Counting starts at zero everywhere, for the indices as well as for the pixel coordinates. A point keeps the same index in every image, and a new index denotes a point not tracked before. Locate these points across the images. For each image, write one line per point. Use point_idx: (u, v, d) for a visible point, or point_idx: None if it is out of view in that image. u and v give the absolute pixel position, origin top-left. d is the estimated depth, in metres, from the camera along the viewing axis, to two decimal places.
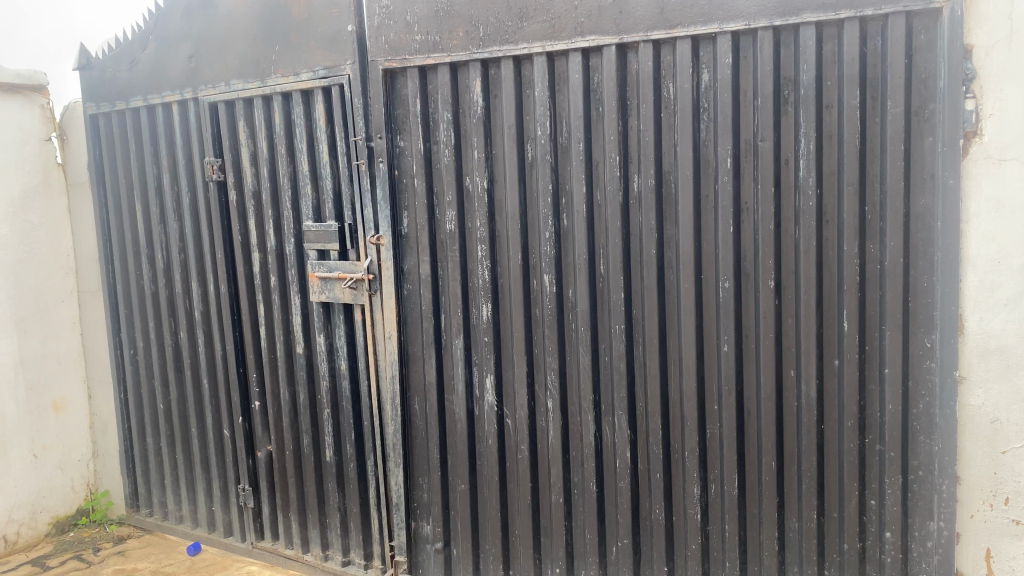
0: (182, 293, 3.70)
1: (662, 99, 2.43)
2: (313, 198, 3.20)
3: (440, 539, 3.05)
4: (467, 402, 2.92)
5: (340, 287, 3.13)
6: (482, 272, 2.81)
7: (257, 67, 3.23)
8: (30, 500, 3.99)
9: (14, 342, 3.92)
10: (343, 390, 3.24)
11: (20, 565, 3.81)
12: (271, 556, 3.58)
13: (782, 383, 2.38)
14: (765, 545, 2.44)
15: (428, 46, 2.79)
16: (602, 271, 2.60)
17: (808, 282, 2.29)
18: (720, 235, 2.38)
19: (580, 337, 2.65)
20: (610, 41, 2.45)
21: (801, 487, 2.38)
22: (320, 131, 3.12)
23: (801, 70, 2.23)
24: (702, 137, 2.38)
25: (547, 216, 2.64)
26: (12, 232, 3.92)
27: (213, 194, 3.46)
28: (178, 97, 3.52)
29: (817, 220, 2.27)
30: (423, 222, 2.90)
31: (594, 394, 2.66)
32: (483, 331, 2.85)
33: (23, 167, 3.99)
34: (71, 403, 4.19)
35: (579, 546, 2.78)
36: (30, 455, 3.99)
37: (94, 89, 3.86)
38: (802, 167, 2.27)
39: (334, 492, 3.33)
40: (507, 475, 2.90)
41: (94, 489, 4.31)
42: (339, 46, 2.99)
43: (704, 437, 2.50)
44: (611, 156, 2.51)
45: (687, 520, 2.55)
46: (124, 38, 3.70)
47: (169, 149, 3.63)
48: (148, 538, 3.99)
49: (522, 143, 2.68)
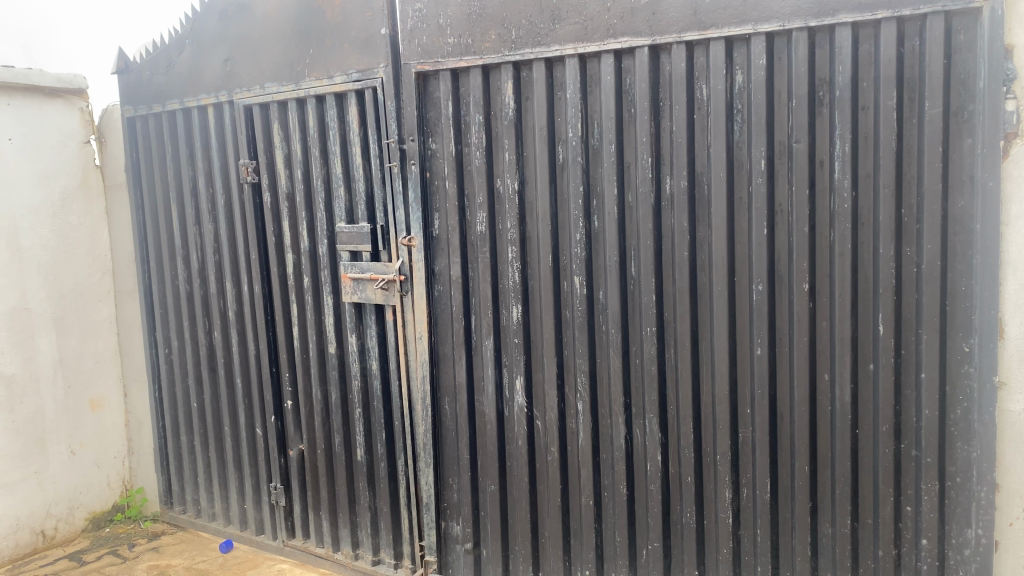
0: (217, 293, 3.75)
1: (695, 100, 2.42)
2: (346, 200, 3.23)
3: (470, 540, 3.06)
4: (497, 403, 2.93)
5: (372, 287, 3.16)
6: (513, 274, 2.81)
7: (291, 70, 3.27)
8: (67, 496, 4.07)
9: (53, 341, 4.00)
10: (374, 390, 3.27)
11: (57, 559, 3.88)
12: (302, 555, 3.61)
13: (816, 387, 2.35)
14: (798, 549, 2.42)
15: (460, 49, 2.81)
16: (633, 272, 2.59)
17: (842, 286, 2.27)
18: (754, 237, 2.36)
19: (610, 338, 2.65)
20: (643, 42, 2.45)
21: (835, 492, 2.35)
22: (353, 133, 3.15)
23: (836, 71, 2.21)
24: (736, 139, 2.37)
25: (578, 217, 2.64)
26: (52, 233, 4.01)
27: (248, 196, 3.51)
28: (213, 99, 3.57)
29: (852, 223, 2.24)
30: (454, 224, 2.92)
31: (625, 396, 2.65)
32: (513, 332, 2.85)
33: (63, 169, 4.08)
34: (108, 400, 4.26)
35: (609, 549, 2.77)
36: (68, 452, 4.07)
37: (132, 92, 3.93)
38: (837, 169, 2.24)
39: (365, 492, 3.35)
40: (537, 476, 2.90)
41: (129, 485, 4.38)
42: (373, 48, 3.02)
43: (737, 441, 2.49)
44: (644, 157, 2.50)
45: (718, 523, 2.54)
46: (161, 42, 3.77)
47: (205, 151, 3.69)
48: (182, 535, 4.05)
49: (554, 144, 2.69)
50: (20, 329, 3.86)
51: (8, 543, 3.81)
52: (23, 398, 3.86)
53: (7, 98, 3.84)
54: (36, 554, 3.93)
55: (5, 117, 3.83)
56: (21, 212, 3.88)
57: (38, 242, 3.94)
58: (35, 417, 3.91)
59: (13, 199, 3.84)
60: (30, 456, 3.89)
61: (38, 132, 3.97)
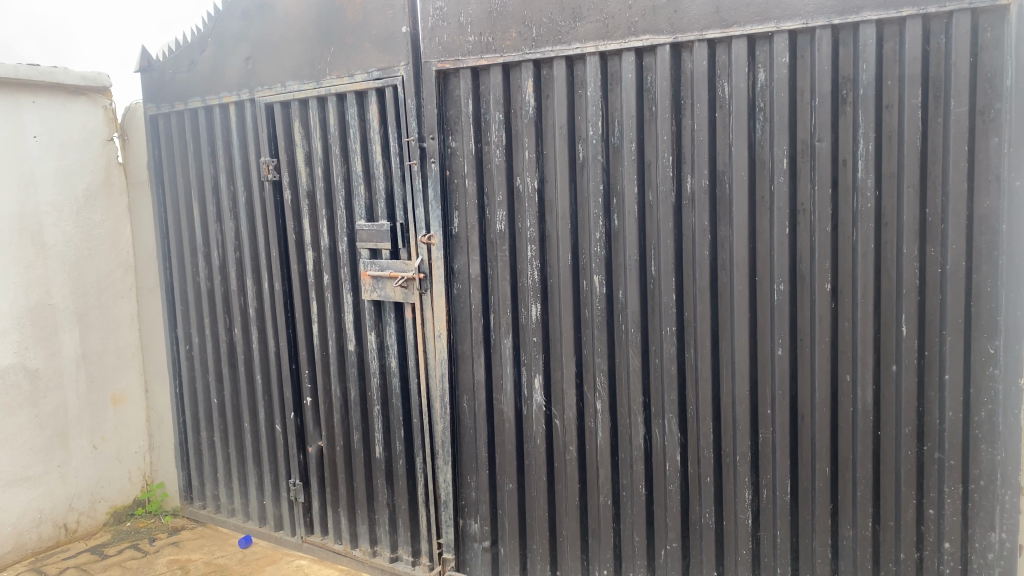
0: (237, 290, 3.78)
1: (717, 98, 2.41)
2: (365, 198, 3.24)
3: (487, 538, 3.07)
4: (516, 402, 2.93)
5: (391, 285, 3.17)
6: (532, 273, 2.81)
7: (313, 68, 3.29)
8: (90, 490, 4.12)
9: (76, 337, 4.04)
10: (393, 388, 3.27)
11: (79, 552, 3.92)
12: (320, 551, 3.63)
13: (838, 388, 2.33)
14: (818, 551, 2.40)
15: (481, 47, 2.81)
16: (653, 271, 2.58)
17: (865, 285, 2.25)
18: (776, 237, 2.35)
19: (629, 338, 2.64)
20: (664, 40, 2.43)
21: (856, 494, 2.33)
22: (373, 131, 3.16)
23: (860, 70, 2.19)
24: (758, 137, 2.35)
25: (598, 216, 2.64)
26: (75, 229, 4.05)
27: (269, 194, 3.53)
28: (235, 98, 3.60)
29: (875, 222, 2.22)
30: (473, 223, 2.92)
31: (644, 395, 2.64)
32: (532, 331, 2.85)
33: (87, 166, 4.12)
34: (129, 395, 4.30)
35: (627, 548, 2.76)
36: (90, 446, 4.11)
37: (155, 90, 3.97)
38: (860, 168, 2.22)
39: (383, 489, 3.36)
40: (555, 475, 2.90)
41: (150, 480, 4.42)
42: (393, 47, 3.03)
43: (757, 441, 2.47)
44: (664, 156, 2.49)
45: (737, 524, 2.52)
46: (184, 41, 3.80)
47: (226, 149, 3.72)
48: (202, 530, 4.08)
49: (574, 143, 2.68)
50: (44, 325, 3.90)
51: (31, 535, 3.86)
52: (46, 393, 3.91)
53: (31, 96, 3.88)
54: (59, 546, 3.98)
55: (30, 115, 3.87)
56: (45, 209, 3.92)
57: (62, 239, 3.98)
58: (58, 412, 3.96)
59: (37, 196, 3.89)
60: (53, 450, 3.94)
61: (62, 130, 4.01)
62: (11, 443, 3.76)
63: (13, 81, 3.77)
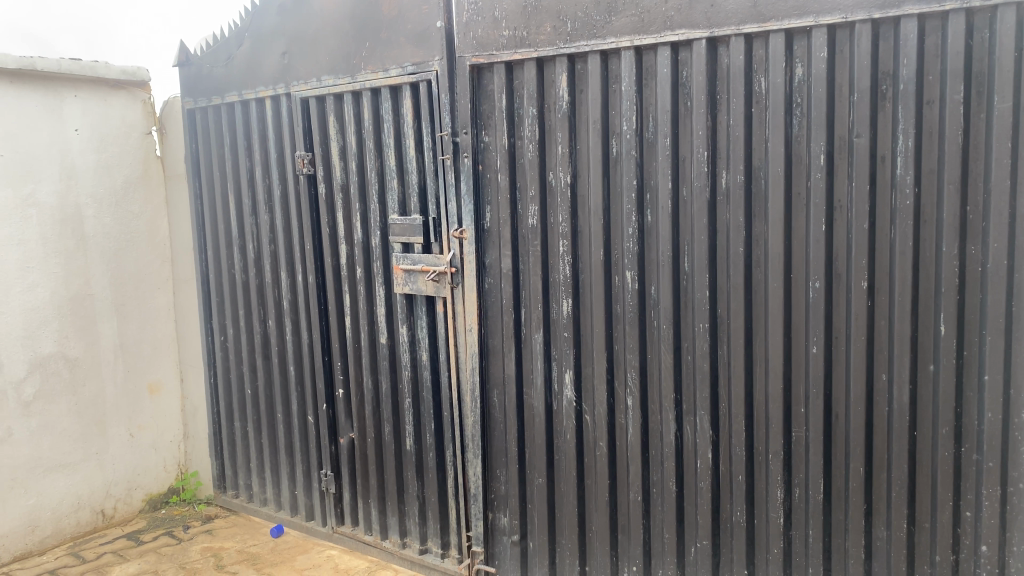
0: (272, 283, 3.83)
1: (753, 93, 2.38)
2: (399, 192, 3.26)
3: (517, 532, 3.08)
4: (546, 396, 2.93)
5: (423, 279, 3.20)
6: (564, 267, 2.81)
7: (348, 63, 3.32)
8: (126, 477, 4.19)
9: (114, 326, 4.12)
10: (424, 381, 3.29)
11: (116, 538, 4.00)
12: (351, 542, 3.68)
13: (873, 387, 2.30)
14: (851, 552, 2.37)
15: (515, 42, 2.81)
16: (686, 267, 2.57)
17: (903, 283, 2.21)
18: (812, 234, 2.32)
19: (662, 335, 2.63)
20: (700, 35, 2.41)
21: (891, 494, 2.30)
22: (407, 125, 3.18)
23: (900, 64, 2.15)
24: (795, 133, 2.33)
25: (631, 211, 2.63)
26: (114, 221, 4.12)
27: (304, 187, 3.57)
28: (271, 92, 3.64)
29: (914, 220, 2.19)
30: (505, 217, 2.93)
31: (676, 392, 2.63)
32: (563, 326, 2.85)
33: (126, 159, 4.19)
34: (165, 385, 4.37)
35: (657, 545, 2.75)
36: (127, 434, 4.19)
37: (193, 84, 4.03)
38: (899, 165, 2.19)
39: (413, 481, 3.39)
40: (585, 471, 2.90)
41: (184, 469, 4.49)
42: (428, 42, 3.04)
43: (790, 440, 2.45)
44: (699, 151, 2.47)
45: (769, 523, 2.50)
46: (221, 35, 3.85)
47: (262, 143, 3.77)
48: (234, 519, 4.15)
49: (608, 138, 2.67)
50: (84, 315, 3.98)
51: (70, 521, 3.95)
52: (85, 381, 3.99)
53: (73, 90, 3.96)
54: (96, 532, 4.06)
55: (71, 108, 3.95)
56: (86, 201, 4.00)
57: (101, 231, 4.06)
58: (96, 400, 4.04)
59: (78, 188, 3.97)
60: (92, 437, 4.02)
61: (103, 123, 4.09)
62: (52, 430, 3.85)
63: (56, 75, 3.87)
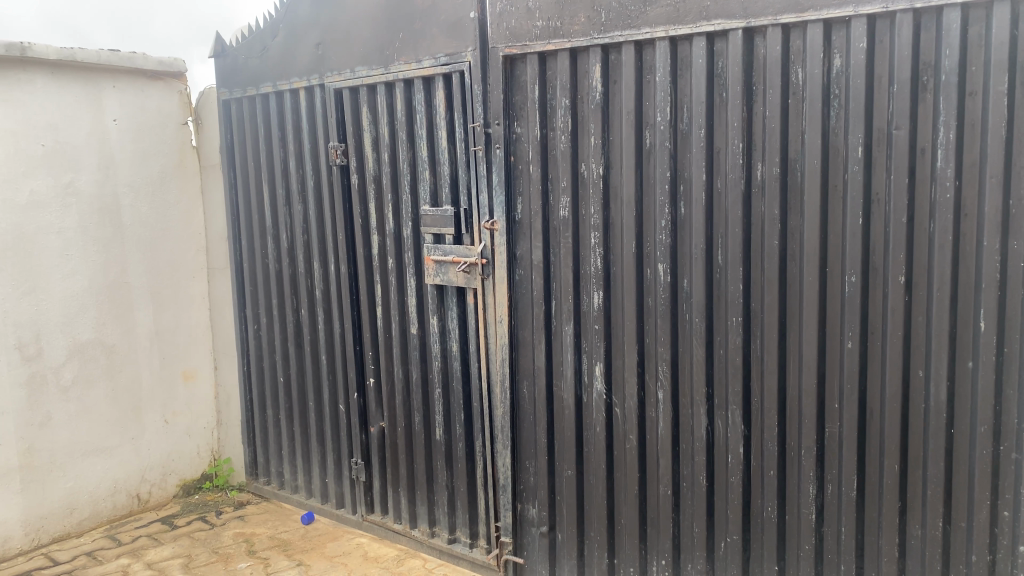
0: (305, 272, 3.86)
1: (790, 85, 2.35)
2: (431, 183, 3.27)
3: (545, 523, 3.08)
4: (576, 388, 2.93)
5: (453, 270, 3.21)
6: (595, 259, 2.80)
7: (381, 54, 3.33)
8: (162, 462, 4.27)
9: (150, 314, 4.18)
10: (454, 371, 3.31)
11: (150, 522, 4.07)
12: (380, 530, 3.71)
13: (909, 384, 2.26)
14: (884, 550, 2.34)
15: (549, 32, 2.80)
16: (719, 260, 2.54)
17: (941, 278, 2.17)
18: (848, 228, 2.29)
19: (694, 328, 2.61)
20: (737, 25, 2.39)
21: (927, 493, 2.26)
22: (439, 117, 3.19)
23: (943, 55, 2.11)
24: (832, 125, 2.29)
25: (664, 203, 2.61)
26: (151, 211, 4.18)
27: (337, 178, 3.60)
28: (306, 83, 3.67)
29: (954, 214, 2.14)
30: (537, 208, 2.93)
31: (707, 386, 2.61)
32: (594, 319, 2.84)
33: (162, 149, 4.24)
34: (199, 372, 4.44)
35: (686, 540, 2.73)
36: (162, 421, 4.26)
37: (228, 75, 4.08)
38: (940, 158, 2.14)
39: (442, 471, 3.41)
40: (614, 463, 2.89)
41: (217, 455, 4.55)
42: (461, 33, 3.04)
43: (823, 435, 2.42)
44: (734, 143, 2.45)
45: (800, 519, 2.48)
46: (256, 27, 3.88)
47: (296, 134, 3.80)
48: (266, 505, 4.21)
49: (641, 129, 2.65)
50: (121, 303, 4.05)
51: (107, 504, 4.03)
52: (122, 368, 4.06)
53: (112, 81, 4.02)
54: (132, 515, 4.14)
55: (110, 99, 4.02)
56: (123, 191, 4.06)
57: (138, 219, 4.12)
58: (132, 386, 4.11)
59: (115, 177, 4.03)
60: (128, 423, 4.09)
61: (140, 113, 4.15)
62: (89, 415, 3.93)
63: (95, 66, 3.93)
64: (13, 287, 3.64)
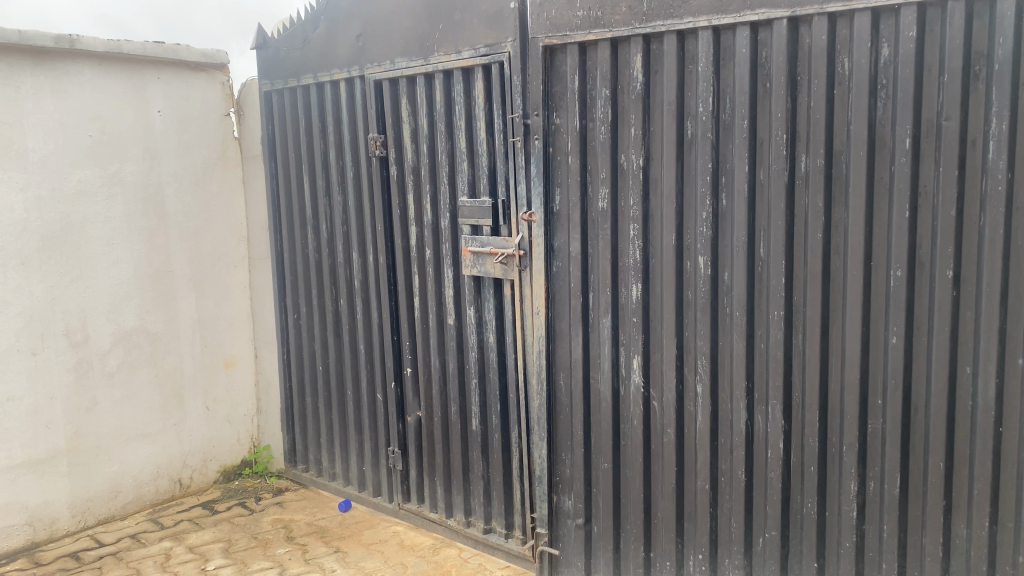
0: (344, 263, 3.90)
1: (836, 75, 2.31)
2: (469, 174, 3.28)
3: (581, 515, 3.08)
4: (613, 381, 2.91)
5: (491, 262, 3.21)
6: (634, 252, 2.79)
7: (421, 45, 3.33)
8: (202, 448, 4.34)
9: (193, 302, 4.25)
10: (490, 361, 3.32)
11: (192, 507, 4.15)
12: (416, 518, 3.75)
13: (956, 380, 2.22)
14: (928, 548, 2.30)
15: (590, 22, 2.78)
16: (761, 253, 2.51)
17: (992, 273, 2.12)
18: (895, 221, 2.24)
19: (734, 321, 2.58)
20: (782, 14, 2.35)
21: (973, 491, 2.21)
22: (478, 108, 3.19)
23: (996, 44, 2.05)
24: (879, 116, 2.25)
25: (705, 195, 2.58)
26: (194, 200, 4.24)
27: (376, 169, 3.62)
28: (346, 75, 3.70)
29: (1006, 207, 2.09)
30: (575, 200, 2.91)
31: (747, 380, 2.59)
32: (632, 311, 2.82)
33: (205, 139, 4.30)
34: (239, 360, 4.50)
35: (724, 534, 2.71)
36: (203, 408, 4.33)
37: (270, 67, 4.12)
38: (992, 149, 2.09)
39: (478, 461, 3.43)
40: (651, 456, 2.87)
41: (256, 442, 4.62)
42: (501, 23, 3.03)
43: (866, 432, 2.38)
44: (778, 134, 2.41)
45: (841, 516, 2.45)
46: (297, 18, 3.91)
47: (336, 125, 3.84)
48: (304, 492, 4.27)
49: (682, 120, 2.63)
50: (165, 291, 4.12)
51: (150, 488, 4.11)
52: (165, 355, 4.13)
53: (157, 72, 4.09)
54: (174, 500, 4.22)
55: (155, 90, 4.08)
56: (167, 181, 4.13)
57: (181, 208, 4.18)
58: (175, 373, 4.18)
59: (160, 168, 4.10)
60: (171, 409, 4.17)
61: (184, 105, 4.20)
62: (134, 401, 4.01)
63: (141, 58, 4.00)
64: (61, 275, 3.73)
